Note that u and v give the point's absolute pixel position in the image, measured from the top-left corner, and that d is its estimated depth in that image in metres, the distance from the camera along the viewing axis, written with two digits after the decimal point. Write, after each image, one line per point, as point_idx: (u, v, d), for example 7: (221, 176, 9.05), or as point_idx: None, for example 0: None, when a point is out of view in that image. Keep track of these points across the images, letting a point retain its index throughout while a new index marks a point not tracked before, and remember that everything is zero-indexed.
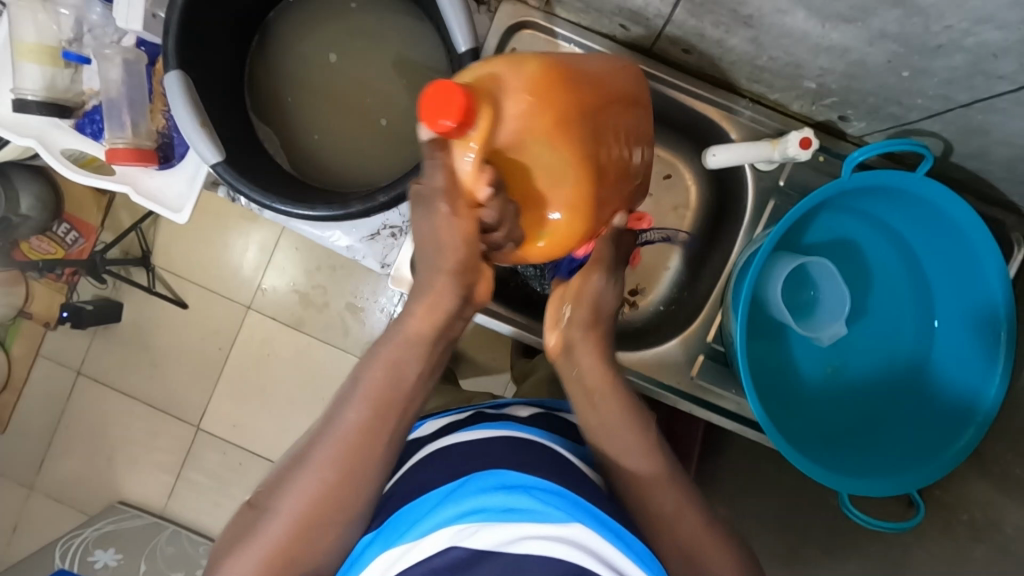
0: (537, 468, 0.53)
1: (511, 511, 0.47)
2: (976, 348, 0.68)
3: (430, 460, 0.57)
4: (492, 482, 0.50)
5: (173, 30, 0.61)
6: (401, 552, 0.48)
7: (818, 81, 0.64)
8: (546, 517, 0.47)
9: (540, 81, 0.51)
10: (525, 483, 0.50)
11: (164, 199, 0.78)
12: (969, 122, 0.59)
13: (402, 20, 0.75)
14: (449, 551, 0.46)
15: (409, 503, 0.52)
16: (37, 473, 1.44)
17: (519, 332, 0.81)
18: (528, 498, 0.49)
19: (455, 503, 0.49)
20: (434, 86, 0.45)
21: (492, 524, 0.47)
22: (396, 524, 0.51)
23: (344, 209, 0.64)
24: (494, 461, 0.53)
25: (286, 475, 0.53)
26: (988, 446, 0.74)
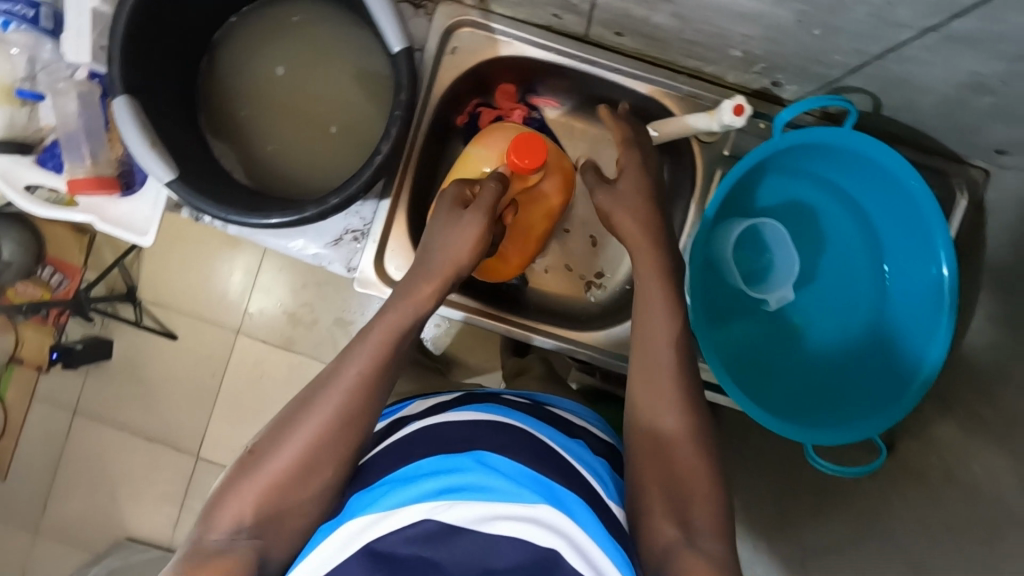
0: (523, 452, 0.54)
1: (487, 491, 0.49)
2: (927, 301, 0.69)
3: (403, 438, 0.58)
4: (470, 461, 0.52)
5: (117, 58, 0.63)
6: (372, 522, 0.48)
7: (744, 49, 0.67)
8: (523, 500, 0.49)
9: (564, 172, 0.80)
10: (504, 467, 0.52)
11: (130, 224, 0.80)
12: (888, 74, 0.62)
13: (344, 29, 0.77)
14: (423, 522, 0.48)
15: (382, 479, 0.53)
16: (42, 515, 1.45)
17: (470, 316, 0.81)
18: (504, 480, 0.50)
19: (432, 478, 0.50)
20: (534, 140, 0.69)
21: (471, 502, 0.49)
22: (369, 494, 0.51)
23: (299, 213, 0.66)
24: (474, 440, 0.55)
25: (275, 431, 0.53)
26: (951, 388, 0.75)
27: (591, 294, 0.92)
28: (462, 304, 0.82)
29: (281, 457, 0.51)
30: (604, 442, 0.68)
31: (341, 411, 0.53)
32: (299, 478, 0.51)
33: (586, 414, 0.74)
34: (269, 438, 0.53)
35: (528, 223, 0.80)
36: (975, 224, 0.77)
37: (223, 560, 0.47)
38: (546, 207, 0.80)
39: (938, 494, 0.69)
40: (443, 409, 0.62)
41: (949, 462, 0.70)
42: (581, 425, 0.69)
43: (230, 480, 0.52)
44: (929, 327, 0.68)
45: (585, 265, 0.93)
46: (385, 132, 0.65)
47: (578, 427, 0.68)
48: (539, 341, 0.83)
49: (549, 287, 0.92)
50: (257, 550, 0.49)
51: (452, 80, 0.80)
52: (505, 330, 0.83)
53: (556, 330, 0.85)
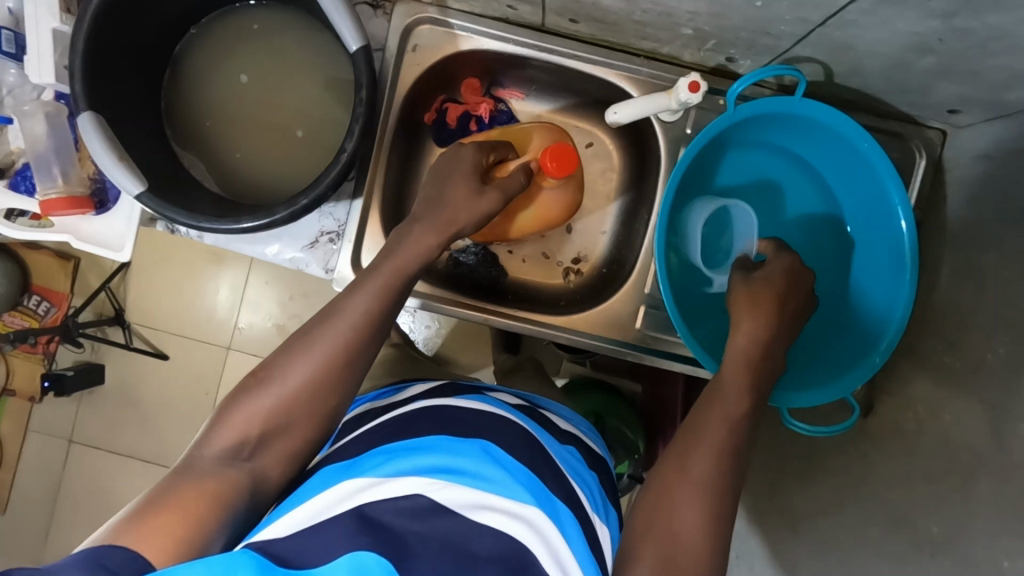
0: (520, 451, 0.56)
1: (485, 480, 0.51)
2: (890, 262, 0.71)
3: (404, 415, 0.59)
4: (476, 448, 0.54)
5: (79, 75, 0.64)
6: (369, 485, 0.49)
7: (693, 26, 0.68)
8: (513, 495, 0.50)
9: (568, 201, 0.82)
10: (503, 460, 0.54)
11: (105, 241, 0.81)
12: (832, 40, 0.63)
13: (303, 33, 0.78)
14: (416, 496, 0.48)
15: (387, 448, 0.54)
16: (43, 548, 1.44)
17: (426, 303, 0.82)
18: (504, 474, 0.52)
19: (435, 456, 0.52)
20: (570, 153, 0.73)
21: (466, 486, 0.50)
22: (373, 461, 0.53)
23: (271, 216, 0.67)
24: (477, 431, 0.57)
25: (282, 354, 0.54)
26: (922, 343, 0.77)
27: (570, 279, 0.94)
28: (419, 292, 0.83)
29: (289, 380, 0.52)
30: (592, 453, 0.69)
31: (339, 363, 0.54)
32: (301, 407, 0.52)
33: (579, 423, 0.76)
34: (275, 362, 0.53)
35: (513, 208, 0.81)
36: (935, 183, 0.79)
37: (215, 480, 0.48)
38: (540, 208, 0.81)
39: (916, 447, 0.70)
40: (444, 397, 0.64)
41: (925, 415, 0.71)
42: (572, 433, 0.70)
43: (235, 397, 0.53)
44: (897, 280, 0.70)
45: (563, 253, 0.94)
46: (349, 130, 0.66)
47: (571, 435, 0.69)
48: (501, 324, 0.83)
49: (527, 275, 0.94)
50: (249, 485, 0.50)
51: (415, 77, 0.81)
52: (468, 317, 0.83)
53: (535, 316, 0.85)
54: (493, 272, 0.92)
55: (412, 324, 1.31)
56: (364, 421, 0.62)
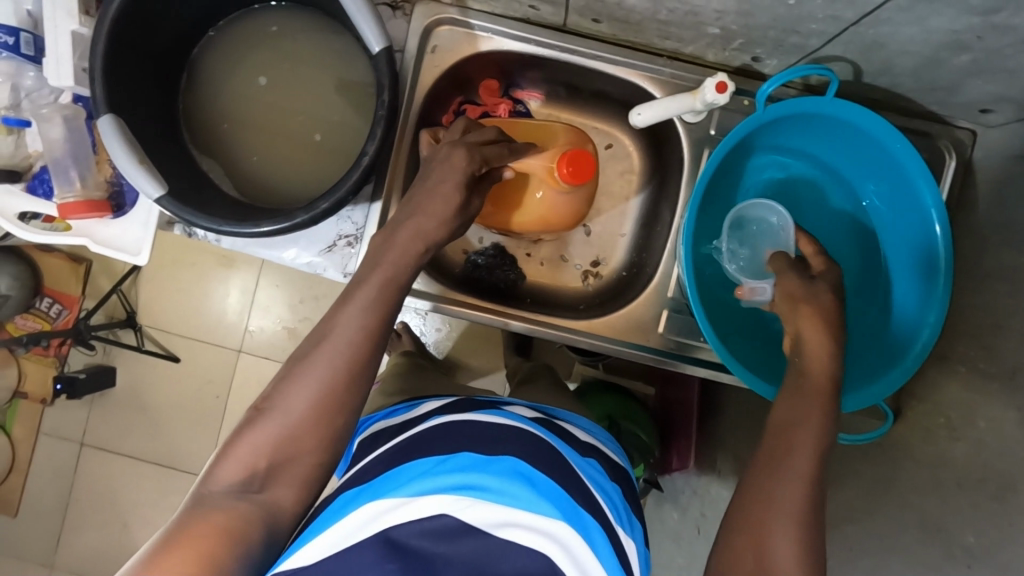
0: (545, 464, 0.54)
1: (513, 498, 0.49)
2: (922, 269, 0.69)
3: (427, 431, 0.58)
4: (507, 467, 0.52)
5: (99, 78, 0.63)
6: (392, 507, 0.48)
7: (720, 25, 0.67)
8: (541, 512, 0.49)
9: (578, 208, 0.80)
10: (532, 475, 0.52)
11: (122, 246, 0.80)
12: (865, 39, 0.62)
13: (322, 37, 0.78)
14: (442, 516, 0.47)
15: (409, 467, 0.53)
16: (56, 551, 1.45)
17: (437, 304, 0.80)
18: (533, 492, 0.50)
19: (460, 474, 0.51)
20: (586, 158, 0.71)
21: (492, 505, 0.48)
22: (396, 479, 0.51)
23: (290, 220, 0.66)
24: (502, 444, 0.55)
25: (288, 374, 0.52)
26: (953, 347, 0.75)
27: (589, 283, 0.93)
28: (426, 293, 0.81)
29: (305, 400, 0.51)
30: (613, 465, 0.67)
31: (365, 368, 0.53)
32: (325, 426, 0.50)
33: (595, 431, 0.74)
34: (278, 384, 0.52)
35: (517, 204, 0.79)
36: (964, 184, 0.77)
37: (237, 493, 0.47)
38: (544, 209, 0.79)
39: (949, 454, 0.69)
40: (463, 410, 0.62)
41: (957, 421, 0.69)
42: (592, 444, 0.68)
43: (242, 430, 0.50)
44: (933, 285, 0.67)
45: (581, 255, 0.93)
46: (370, 133, 0.65)
47: (592, 448, 0.67)
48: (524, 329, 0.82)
49: (546, 279, 0.93)
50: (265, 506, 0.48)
51: (434, 79, 0.80)
52: (494, 321, 0.82)
53: (556, 320, 0.84)
54: (513, 276, 0.91)
55: (424, 326, 1.30)
56: (384, 441, 0.61)
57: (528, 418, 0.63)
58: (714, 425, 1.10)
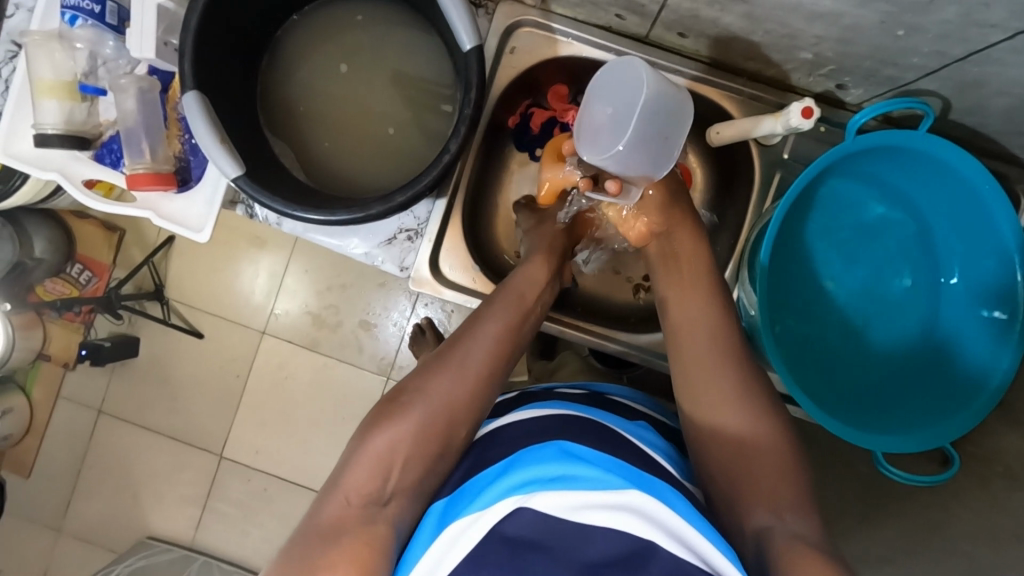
0: (595, 443, 0.53)
1: (572, 480, 0.47)
2: (995, 313, 0.68)
3: (476, 448, 0.56)
4: (552, 452, 0.51)
5: (189, 54, 0.63)
6: (469, 523, 0.46)
7: (814, 50, 0.66)
8: (606, 486, 0.48)
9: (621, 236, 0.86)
10: (582, 455, 0.50)
11: (184, 220, 0.80)
12: (965, 77, 0.61)
13: (404, 29, 0.77)
14: (518, 511, 0.46)
15: (472, 482, 0.51)
16: (64, 515, 1.45)
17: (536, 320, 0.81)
18: (590, 468, 0.49)
19: (516, 473, 0.49)
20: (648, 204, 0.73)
21: (559, 492, 0.46)
22: (464, 497, 0.49)
23: (364, 212, 0.65)
24: (552, 433, 0.54)
25: (362, 435, 0.53)
26: (1014, 396, 0.74)
27: (639, 296, 0.92)
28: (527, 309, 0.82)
29: (370, 452, 0.51)
30: (663, 425, 0.68)
31: (440, 394, 0.55)
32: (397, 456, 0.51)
33: (643, 398, 0.74)
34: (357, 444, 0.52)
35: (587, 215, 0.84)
36: None
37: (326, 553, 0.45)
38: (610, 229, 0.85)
39: (1008, 506, 0.67)
40: (514, 410, 0.62)
41: (1017, 471, 0.68)
42: (644, 413, 0.69)
43: (334, 474, 0.52)
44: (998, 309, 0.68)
45: (633, 268, 0.92)
46: (454, 130, 0.64)
47: (637, 414, 0.67)
48: (608, 346, 0.83)
49: (593, 288, 0.92)
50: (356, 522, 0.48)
51: (508, 80, 0.80)
52: (563, 331, 0.82)
53: (610, 331, 0.84)
54: (565, 282, 0.90)
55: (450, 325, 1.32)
56: None
57: (566, 402, 0.62)
58: None
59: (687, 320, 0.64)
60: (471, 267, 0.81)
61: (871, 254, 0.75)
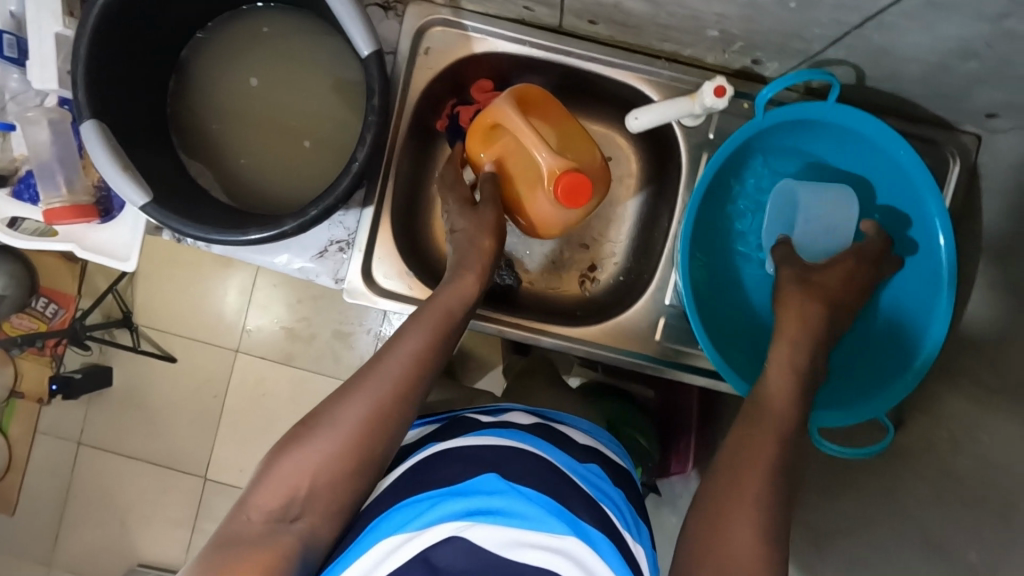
0: (539, 479, 0.53)
1: (519, 517, 0.49)
2: (922, 277, 0.68)
3: (419, 462, 0.55)
4: (497, 485, 0.51)
5: (82, 83, 0.61)
6: (405, 542, 0.47)
7: (721, 28, 0.65)
8: (545, 529, 0.48)
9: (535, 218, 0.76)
10: (528, 492, 0.51)
11: (109, 250, 0.79)
12: (869, 44, 0.60)
13: (313, 39, 0.76)
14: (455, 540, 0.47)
15: (412, 496, 0.51)
16: (54, 549, 1.45)
17: None
18: (534, 508, 0.49)
19: (461, 498, 0.49)
20: (580, 188, 0.67)
21: (504, 528, 0.48)
22: (402, 509, 0.50)
23: (278, 228, 0.64)
24: (499, 463, 0.53)
25: (273, 455, 0.51)
26: (958, 358, 0.73)
27: (585, 288, 0.91)
28: None
29: (276, 475, 0.50)
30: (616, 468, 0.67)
31: (356, 419, 0.52)
32: (297, 480, 0.50)
33: (596, 432, 0.73)
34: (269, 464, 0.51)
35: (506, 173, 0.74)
36: (969, 191, 0.75)
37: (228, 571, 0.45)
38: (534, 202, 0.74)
39: (954, 473, 0.66)
40: (459, 429, 0.60)
41: (960, 435, 0.68)
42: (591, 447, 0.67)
43: (246, 490, 0.51)
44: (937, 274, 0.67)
45: (575, 260, 0.92)
46: (360, 138, 0.63)
47: (587, 449, 0.65)
48: (540, 341, 0.81)
49: (542, 283, 0.91)
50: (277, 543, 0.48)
51: (427, 81, 0.78)
52: (502, 331, 0.81)
53: (553, 326, 0.83)
54: (509, 280, 0.88)
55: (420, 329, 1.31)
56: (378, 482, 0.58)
57: (516, 427, 0.61)
58: (712, 430, 1.09)
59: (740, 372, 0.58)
60: (405, 274, 0.80)
61: None
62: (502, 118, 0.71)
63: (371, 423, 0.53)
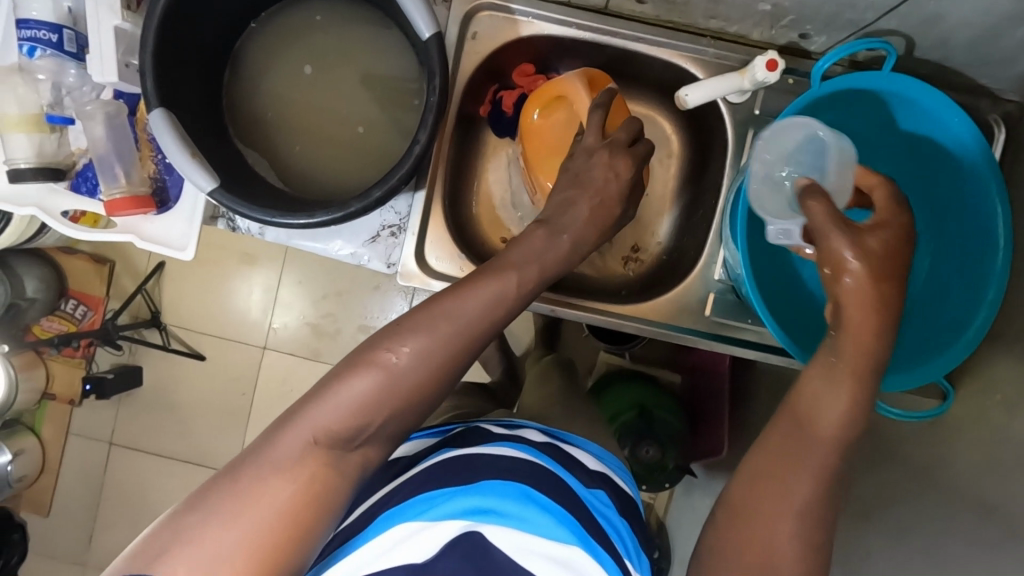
0: (554, 491, 0.53)
1: (523, 522, 0.48)
2: (976, 253, 0.69)
3: (433, 465, 0.55)
4: (514, 489, 0.51)
5: (150, 71, 0.62)
6: (415, 531, 0.47)
7: (773, 2, 0.66)
8: (554, 536, 0.48)
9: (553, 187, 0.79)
10: (541, 500, 0.51)
11: (166, 240, 0.80)
12: (923, 11, 0.61)
13: (363, 26, 0.77)
14: (465, 536, 0.47)
15: (426, 492, 0.51)
16: (88, 549, 1.46)
17: None
18: (544, 516, 0.49)
19: (474, 497, 0.50)
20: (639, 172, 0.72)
21: (508, 530, 0.47)
22: (413, 504, 0.50)
23: (343, 210, 0.65)
24: (516, 471, 0.54)
25: (325, 385, 0.47)
26: (1007, 324, 0.74)
27: (629, 269, 0.93)
28: None
29: (323, 411, 0.46)
30: (621, 492, 0.64)
31: (415, 378, 0.48)
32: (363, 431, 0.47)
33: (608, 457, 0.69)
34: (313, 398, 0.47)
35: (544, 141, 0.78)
36: None
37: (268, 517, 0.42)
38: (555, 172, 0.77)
39: (1007, 434, 0.67)
40: (480, 438, 0.60)
41: (1013, 398, 0.69)
42: (604, 474, 0.64)
43: (299, 403, 0.47)
44: (965, 251, 0.70)
45: (618, 243, 0.93)
46: (422, 120, 0.64)
47: (596, 474, 0.62)
48: (592, 320, 0.82)
49: (585, 266, 0.92)
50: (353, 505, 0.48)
51: (474, 66, 0.80)
52: (556, 310, 0.81)
53: (602, 305, 0.84)
54: None
55: None
56: (387, 481, 0.57)
57: (533, 442, 0.61)
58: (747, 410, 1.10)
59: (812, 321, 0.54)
60: (457, 256, 0.81)
61: None
62: (570, 90, 0.75)
63: (443, 379, 0.50)
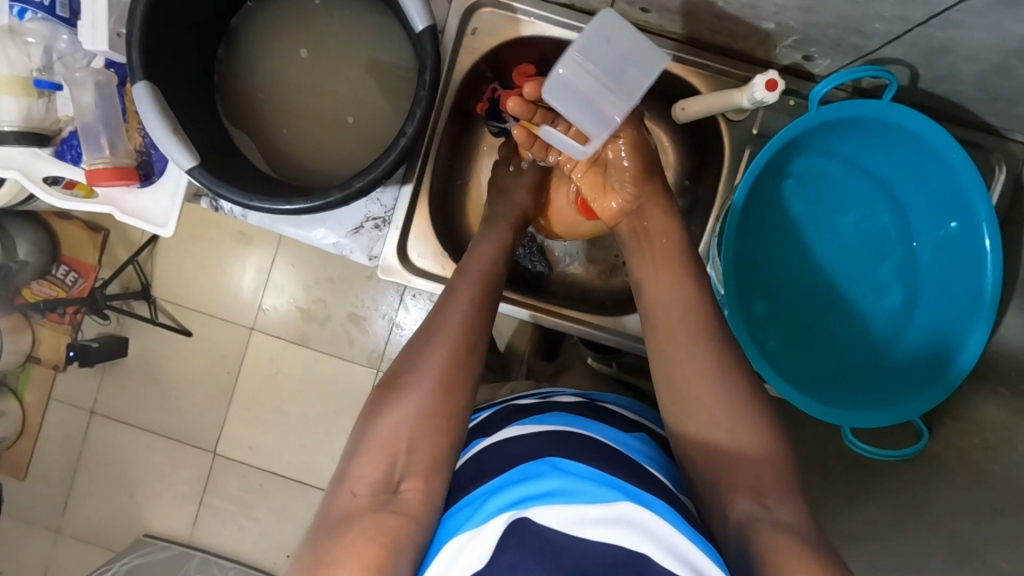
0: (586, 457, 0.49)
1: (571, 494, 0.43)
2: (964, 296, 0.69)
3: (474, 467, 0.52)
4: (546, 467, 0.46)
5: (136, 44, 0.61)
6: (467, 538, 0.43)
7: (777, 20, 0.65)
8: (598, 497, 0.43)
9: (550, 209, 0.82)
10: (574, 468, 0.46)
11: (150, 216, 0.79)
12: (930, 42, 0.60)
13: (361, 13, 0.76)
14: (514, 524, 0.42)
15: (472, 498, 0.47)
16: (61, 516, 1.45)
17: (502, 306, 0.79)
18: (584, 482, 0.45)
19: (513, 487, 0.45)
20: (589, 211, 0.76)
21: (554, 507, 0.42)
22: (464, 513, 0.46)
23: (322, 199, 0.64)
24: (545, 450, 0.49)
25: (355, 443, 0.51)
26: (995, 366, 0.73)
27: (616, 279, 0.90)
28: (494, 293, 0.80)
29: (368, 462, 0.49)
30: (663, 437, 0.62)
31: (421, 403, 0.51)
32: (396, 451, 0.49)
33: (642, 410, 0.68)
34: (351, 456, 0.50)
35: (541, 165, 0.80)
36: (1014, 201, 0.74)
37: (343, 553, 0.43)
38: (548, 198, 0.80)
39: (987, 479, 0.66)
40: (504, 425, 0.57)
41: (995, 443, 0.68)
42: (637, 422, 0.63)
43: (341, 468, 0.50)
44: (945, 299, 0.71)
45: (605, 251, 0.91)
46: (409, 113, 0.62)
47: (635, 423, 0.62)
48: (571, 329, 0.82)
49: (573, 273, 0.91)
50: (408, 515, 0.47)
51: (472, 62, 0.78)
52: (535, 317, 0.80)
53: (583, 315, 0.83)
54: (539, 266, 0.90)
55: None
56: None
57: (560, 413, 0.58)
58: None
59: (664, 301, 0.60)
60: (440, 254, 0.80)
61: (846, 236, 0.74)
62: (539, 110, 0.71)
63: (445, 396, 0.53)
